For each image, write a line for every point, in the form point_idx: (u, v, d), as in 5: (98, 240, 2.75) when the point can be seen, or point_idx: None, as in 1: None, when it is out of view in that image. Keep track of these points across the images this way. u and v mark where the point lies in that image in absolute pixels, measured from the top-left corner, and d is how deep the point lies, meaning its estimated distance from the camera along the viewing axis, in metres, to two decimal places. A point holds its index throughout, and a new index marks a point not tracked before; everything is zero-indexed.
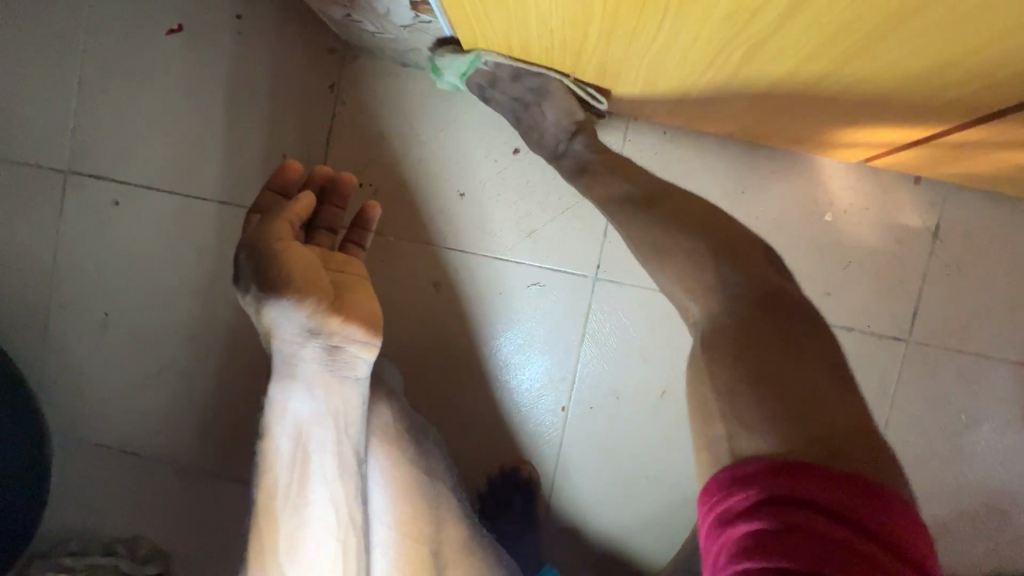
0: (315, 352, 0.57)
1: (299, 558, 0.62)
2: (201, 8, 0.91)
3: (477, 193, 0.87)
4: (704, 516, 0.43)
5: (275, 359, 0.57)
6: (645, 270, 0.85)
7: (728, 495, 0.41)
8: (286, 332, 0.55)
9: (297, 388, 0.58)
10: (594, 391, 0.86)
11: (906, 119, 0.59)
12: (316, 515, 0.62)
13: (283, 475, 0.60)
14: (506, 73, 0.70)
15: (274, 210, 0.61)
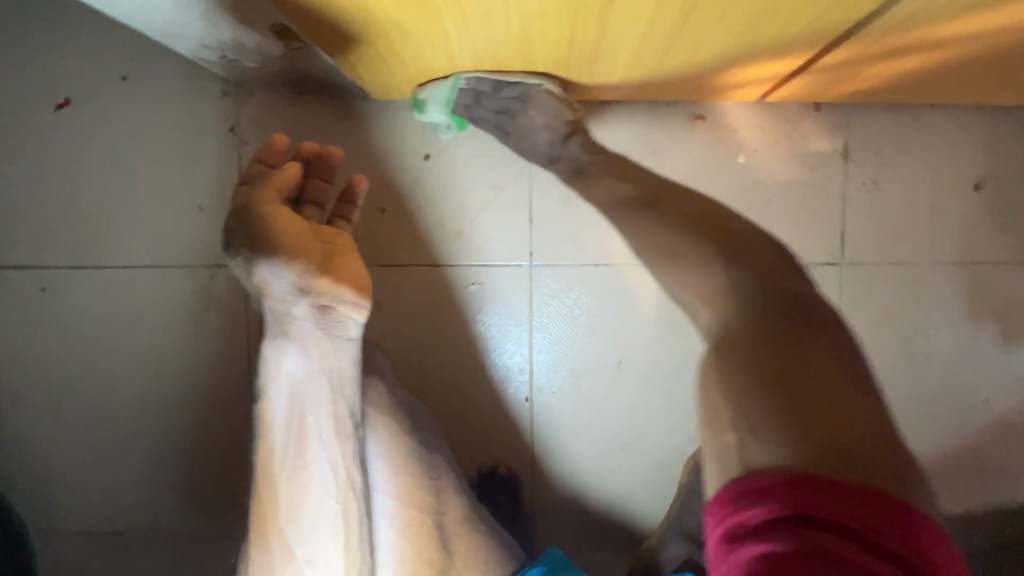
0: (306, 310, 0.50)
1: (299, 518, 0.58)
2: (84, 76, 0.88)
3: (418, 183, 0.86)
4: (713, 531, 0.36)
5: (267, 319, 0.52)
6: (580, 247, 0.85)
7: (738, 508, 0.35)
8: (275, 292, 0.49)
9: (289, 349, 0.52)
10: (553, 375, 0.87)
11: (777, 50, 0.60)
12: (314, 475, 0.58)
13: (280, 436, 0.56)
14: (486, 86, 0.70)
15: (259, 180, 0.56)
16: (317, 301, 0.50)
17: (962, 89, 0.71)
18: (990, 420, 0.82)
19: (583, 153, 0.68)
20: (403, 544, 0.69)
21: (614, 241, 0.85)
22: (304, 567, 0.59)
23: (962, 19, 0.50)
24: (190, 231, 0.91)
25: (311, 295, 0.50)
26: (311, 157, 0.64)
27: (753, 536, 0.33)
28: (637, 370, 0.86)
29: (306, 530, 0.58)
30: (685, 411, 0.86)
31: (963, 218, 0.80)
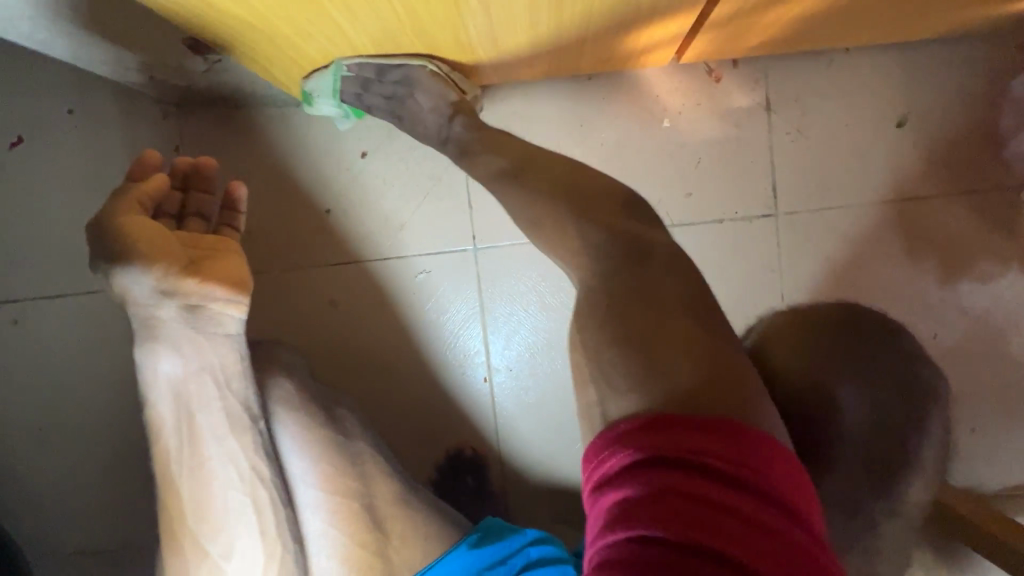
0: (174, 312, 0.54)
1: (208, 515, 0.60)
2: (31, 113, 0.92)
3: (349, 184, 0.88)
4: (588, 478, 0.40)
5: (135, 325, 0.55)
6: (520, 226, 0.87)
7: (602, 460, 0.39)
8: (138, 298, 0.53)
9: (163, 351, 0.55)
10: (508, 353, 0.89)
11: (666, 10, 0.61)
12: (216, 469, 0.60)
13: (172, 439, 0.58)
14: (370, 71, 0.69)
15: (120, 194, 0.58)
16: (185, 301, 0.54)
17: (866, 29, 0.72)
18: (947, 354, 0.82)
19: (465, 134, 0.68)
20: (336, 532, 0.70)
21: None
22: (221, 564, 0.60)
23: None
24: None
25: (178, 293, 0.53)
26: (186, 170, 0.67)
27: (611, 486, 0.37)
28: None
29: (215, 524, 0.60)
30: None
31: (888, 157, 0.82)
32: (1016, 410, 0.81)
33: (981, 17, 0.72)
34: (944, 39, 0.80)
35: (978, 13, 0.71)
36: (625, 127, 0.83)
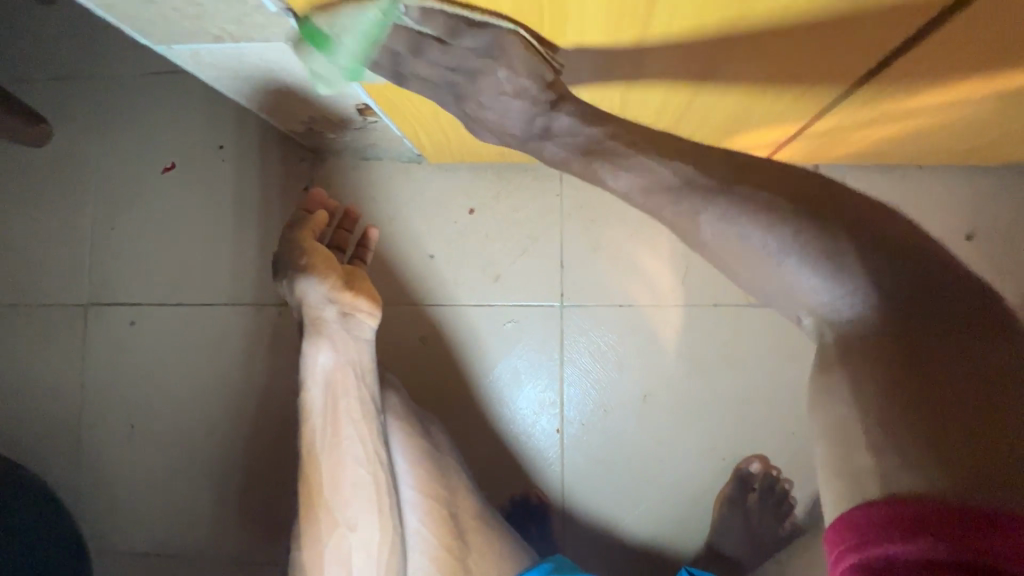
0: (333, 317, 0.65)
1: (338, 489, 0.66)
2: (191, 145, 1.06)
3: (451, 230, 0.98)
4: (832, 553, 0.34)
5: (304, 324, 0.65)
6: (606, 288, 0.95)
7: (865, 546, 0.32)
8: (310, 302, 0.64)
9: (323, 345, 0.64)
10: (582, 407, 0.93)
11: (772, 122, 0.71)
12: (349, 447, 0.66)
13: (318, 420, 0.66)
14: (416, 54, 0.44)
15: (298, 224, 0.71)
16: (345, 307, 0.65)
17: (945, 151, 0.81)
18: None
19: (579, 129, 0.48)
20: (424, 536, 0.74)
21: (637, 285, 0.94)
22: (346, 533, 0.65)
23: (920, 94, 0.61)
24: (265, 272, 1.04)
25: (339, 301, 0.64)
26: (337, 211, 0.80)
27: None
28: (658, 406, 0.92)
29: (343, 498, 0.66)
30: (708, 444, 0.91)
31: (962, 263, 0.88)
32: None
33: None
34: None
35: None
36: None
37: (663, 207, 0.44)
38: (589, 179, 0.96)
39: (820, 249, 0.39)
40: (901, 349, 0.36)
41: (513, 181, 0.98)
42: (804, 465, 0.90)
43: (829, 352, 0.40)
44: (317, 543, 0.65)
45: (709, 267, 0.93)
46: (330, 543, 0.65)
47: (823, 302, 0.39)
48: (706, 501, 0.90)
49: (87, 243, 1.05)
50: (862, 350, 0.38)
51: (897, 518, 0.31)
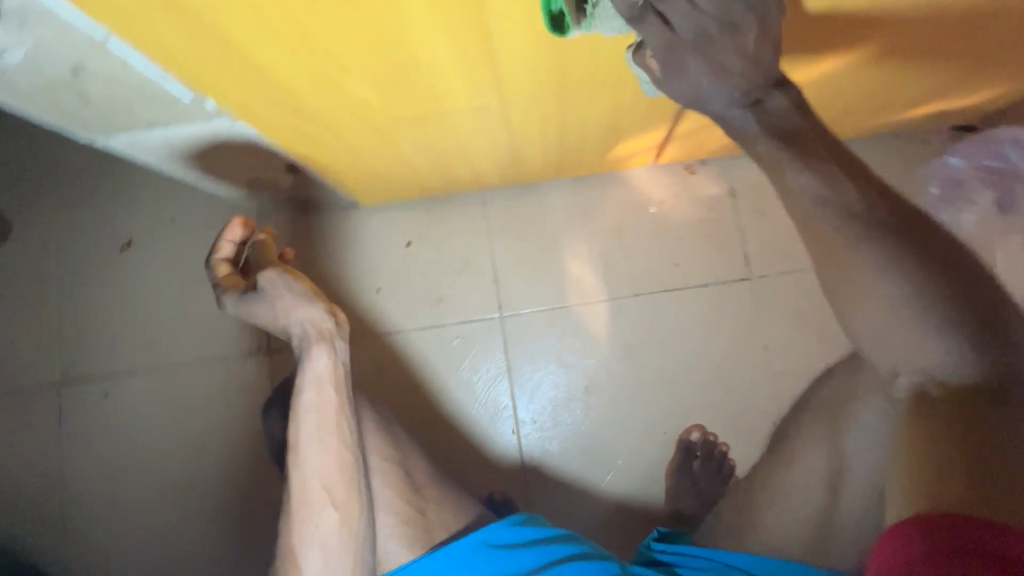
0: (323, 328, 0.68)
1: (321, 479, 0.65)
2: (144, 221, 1.14)
3: (393, 261, 1.08)
4: (885, 546, 0.48)
5: (298, 334, 0.68)
6: (538, 294, 1.04)
7: (905, 543, 0.46)
8: (308, 317, 0.67)
9: (318, 348, 0.68)
10: (532, 405, 1.02)
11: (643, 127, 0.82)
12: (333, 437, 0.67)
13: (309, 411, 0.67)
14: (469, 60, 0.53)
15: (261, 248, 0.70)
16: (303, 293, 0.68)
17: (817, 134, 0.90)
18: None
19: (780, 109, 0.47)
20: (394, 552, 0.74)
21: (566, 287, 1.04)
22: (322, 526, 0.64)
23: None
24: (228, 327, 1.12)
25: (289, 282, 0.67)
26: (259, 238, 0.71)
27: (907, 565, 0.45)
28: (599, 395, 1.01)
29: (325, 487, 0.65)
30: (651, 421, 1.00)
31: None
32: None
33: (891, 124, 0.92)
34: (900, 132, 0.97)
35: (932, 107, 0.84)
36: (623, 207, 1.04)
37: (832, 216, 0.46)
38: (509, 199, 1.07)
39: (937, 323, 0.45)
40: (973, 412, 0.47)
41: (443, 212, 1.08)
42: (740, 425, 0.99)
43: (933, 397, 0.48)
44: (298, 535, 0.64)
45: (628, 260, 1.03)
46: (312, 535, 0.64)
47: (939, 369, 0.47)
48: (650, 466, 0.99)
49: (52, 325, 1.11)
50: (955, 403, 0.47)
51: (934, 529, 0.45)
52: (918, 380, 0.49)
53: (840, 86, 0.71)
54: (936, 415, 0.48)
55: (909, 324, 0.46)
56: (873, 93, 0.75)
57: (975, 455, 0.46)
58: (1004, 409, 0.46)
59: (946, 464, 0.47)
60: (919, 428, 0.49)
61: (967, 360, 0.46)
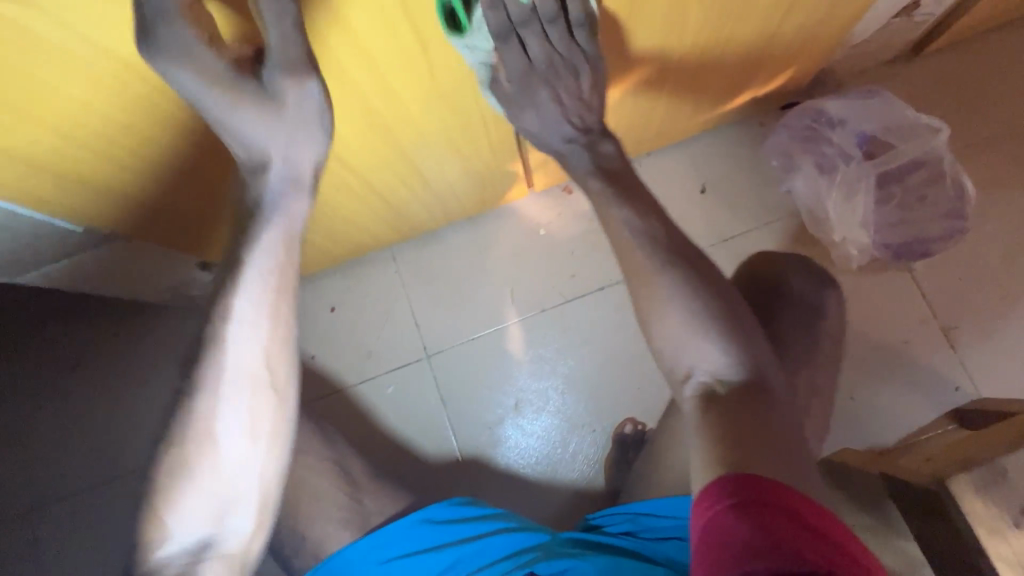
0: (304, 173, 0.53)
1: (237, 364, 0.51)
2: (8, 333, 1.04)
3: (320, 328, 1.16)
4: (710, 505, 0.47)
5: (271, 172, 0.51)
6: (457, 329, 1.14)
7: (735, 503, 0.46)
8: (287, 155, 0.51)
9: (298, 199, 0.53)
10: (471, 431, 1.11)
11: (500, 165, 0.93)
12: (254, 313, 0.51)
13: (267, 262, 0.51)
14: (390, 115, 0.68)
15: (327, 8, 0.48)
16: (242, 162, 0.51)
17: (663, 136, 1.04)
18: None
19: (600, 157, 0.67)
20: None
21: (481, 317, 1.14)
22: (227, 435, 0.51)
23: None
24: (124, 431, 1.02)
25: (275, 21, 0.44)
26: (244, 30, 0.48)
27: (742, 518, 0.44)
28: (530, 408, 1.11)
29: (231, 375, 0.51)
30: (578, 423, 1.10)
31: (726, 208, 1.09)
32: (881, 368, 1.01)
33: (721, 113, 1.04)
34: (735, 122, 1.10)
35: (751, 92, 0.99)
36: (516, 235, 1.15)
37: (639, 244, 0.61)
38: (416, 249, 1.17)
39: (711, 327, 0.58)
40: (747, 400, 0.55)
41: (358, 273, 1.18)
42: (658, 408, 1.08)
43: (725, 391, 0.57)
44: (182, 434, 0.50)
45: (530, 280, 1.14)
46: (200, 436, 0.50)
47: (717, 368, 0.57)
48: (588, 460, 1.09)
49: None
50: (735, 398, 0.55)
51: (758, 492, 0.46)
52: (704, 381, 0.58)
53: (650, 93, 0.84)
54: (719, 409, 0.55)
55: (695, 326, 0.58)
56: (682, 91, 0.88)
57: (753, 430, 0.52)
58: (768, 404, 0.55)
59: (730, 440, 0.51)
60: (710, 419, 0.55)
61: (737, 360, 0.57)
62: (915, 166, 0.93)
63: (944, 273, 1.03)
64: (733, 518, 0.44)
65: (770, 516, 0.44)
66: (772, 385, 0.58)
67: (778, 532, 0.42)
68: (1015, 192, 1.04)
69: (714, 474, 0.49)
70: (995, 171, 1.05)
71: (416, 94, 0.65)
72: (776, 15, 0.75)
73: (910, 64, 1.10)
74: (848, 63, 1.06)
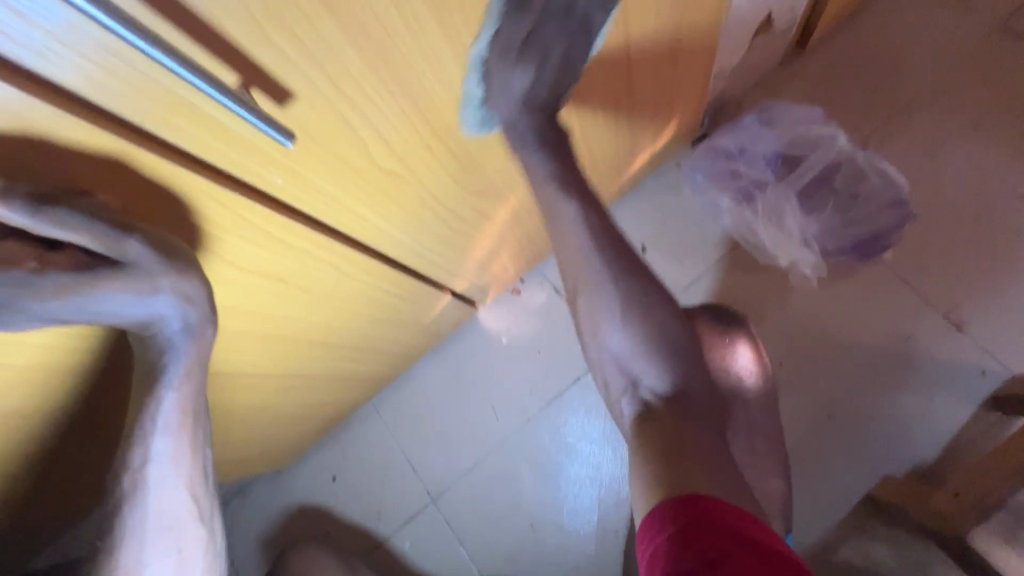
0: (187, 387, 0.48)
1: (143, 550, 0.49)
2: None
3: (324, 502, 1.15)
4: (646, 544, 0.47)
5: (166, 359, 0.45)
6: (454, 463, 1.12)
7: (662, 531, 0.46)
8: (165, 336, 0.44)
9: (174, 403, 0.47)
10: (495, 565, 1.06)
11: (430, 305, 0.95)
12: (159, 504, 0.49)
13: (159, 453, 0.48)
14: (284, 345, 0.74)
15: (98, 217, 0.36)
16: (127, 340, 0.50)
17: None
18: (805, 369, 0.95)
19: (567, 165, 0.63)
20: None
21: (473, 444, 1.12)
22: None
23: (473, 249, 0.86)
24: None
25: (71, 222, 0.35)
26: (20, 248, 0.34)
27: (673, 545, 0.44)
28: (549, 527, 1.06)
29: (148, 538, 0.49)
30: (599, 527, 1.04)
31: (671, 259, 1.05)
32: (893, 376, 0.92)
33: (634, 176, 1.02)
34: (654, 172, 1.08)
35: (648, 151, 0.97)
36: (482, 350, 1.15)
37: None
38: (393, 395, 1.17)
39: (649, 347, 0.58)
40: (679, 411, 0.55)
41: (346, 435, 1.17)
42: None
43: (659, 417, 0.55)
44: None
45: (509, 393, 1.12)
46: None
47: (656, 384, 0.58)
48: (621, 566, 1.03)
49: None
50: (669, 408, 0.56)
51: (684, 510, 0.46)
52: (645, 396, 0.58)
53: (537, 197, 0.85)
54: None
55: (626, 339, 0.59)
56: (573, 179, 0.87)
57: (676, 442, 0.52)
58: (694, 415, 0.55)
59: (658, 458, 0.51)
60: (647, 433, 0.55)
61: (671, 379, 0.58)
62: (832, 169, 0.91)
63: (919, 255, 0.95)
64: (669, 540, 0.44)
65: (706, 538, 0.43)
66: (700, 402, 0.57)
67: (706, 552, 0.42)
68: (956, 149, 0.98)
69: (655, 497, 0.49)
70: (927, 134, 1.00)
71: (296, 303, 0.67)
72: (621, 98, 0.75)
73: (803, 60, 1.07)
74: (737, 84, 1.03)
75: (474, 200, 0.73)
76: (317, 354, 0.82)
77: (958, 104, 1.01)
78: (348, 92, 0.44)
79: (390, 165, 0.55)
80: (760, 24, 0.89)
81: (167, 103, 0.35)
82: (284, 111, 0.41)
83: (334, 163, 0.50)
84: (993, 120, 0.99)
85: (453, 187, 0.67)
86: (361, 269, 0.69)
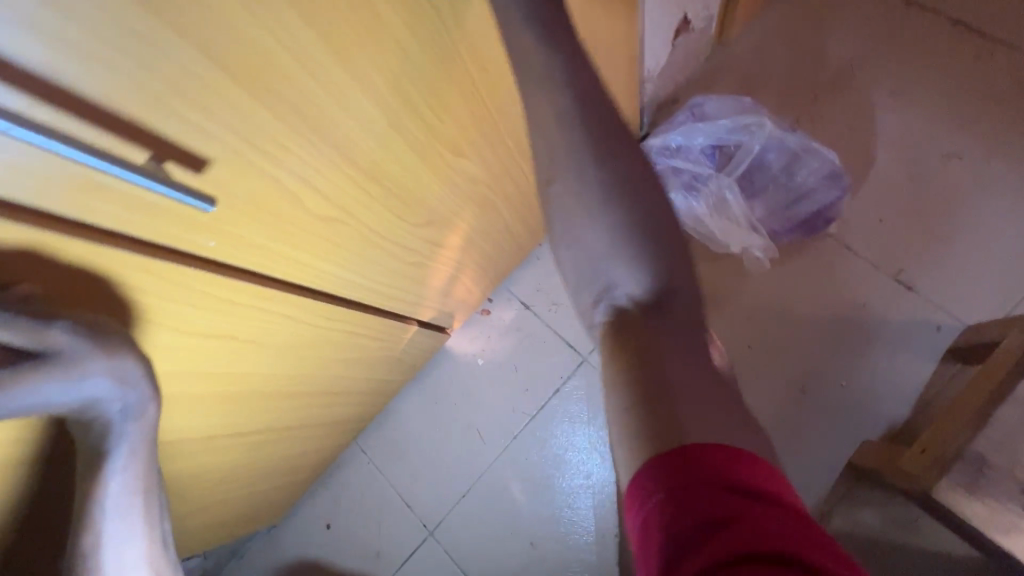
0: (135, 473, 0.50)
1: None
2: None
3: (322, 552, 1.13)
4: (633, 518, 0.36)
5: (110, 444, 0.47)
6: (447, 493, 1.11)
7: (651, 500, 0.35)
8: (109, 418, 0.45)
9: (120, 492, 0.49)
10: None
11: (398, 339, 0.95)
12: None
13: (110, 538, 0.50)
14: (253, 402, 0.73)
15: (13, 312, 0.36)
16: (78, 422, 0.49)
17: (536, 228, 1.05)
18: (773, 348, 0.97)
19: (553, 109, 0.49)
20: None
21: (462, 470, 1.11)
22: None
23: (433, 278, 0.87)
24: None
25: None
26: None
27: (670, 517, 0.34)
28: (548, 543, 1.05)
29: None
30: (599, 535, 1.04)
31: None
32: (856, 343, 0.95)
33: None
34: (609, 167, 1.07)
35: None
36: (459, 375, 1.15)
37: None
38: (377, 432, 1.16)
39: (627, 232, 0.42)
40: (657, 321, 0.42)
41: (335, 480, 1.16)
42: None
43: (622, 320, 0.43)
44: None
45: (490, 414, 1.12)
46: None
47: (631, 286, 0.43)
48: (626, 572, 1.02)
49: None
50: (642, 316, 0.42)
51: (679, 470, 0.35)
52: (615, 300, 0.44)
53: (488, 218, 0.86)
54: None
55: (600, 220, 0.42)
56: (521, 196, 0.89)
57: (656, 380, 0.39)
58: (677, 325, 0.42)
59: (638, 408, 0.39)
60: (609, 343, 0.43)
61: (653, 276, 0.43)
62: (766, 153, 0.94)
63: (862, 222, 0.99)
64: (663, 515, 0.34)
65: (710, 501, 0.33)
66: (689, 305, 0.43)
67: (713, 518, 0.33)
68: (881, 119, 1.03)
69: (637, 461, 0.37)
70: (854, 107, 1.04)
71: (256, 358, 0.66)
72: None
73: (729, 52, 1.11)
74: (668, 84, 1.06)
75: (424, 230, 0.74)
76: (289, 405, 0.81)
77: (877, 75, 1.05)
78: (266, 148, 0.45)
79: (328, 212, 0.56)
80: (677, 26, 0.93)
81: (75, 186, 0.35)
82: (203, 176, 0.42)
83: (267, 218, 0.50)
84: (912, 86, 1.03)
85: (399, 221, 0.68)
86: (318, 315, 0.69)
